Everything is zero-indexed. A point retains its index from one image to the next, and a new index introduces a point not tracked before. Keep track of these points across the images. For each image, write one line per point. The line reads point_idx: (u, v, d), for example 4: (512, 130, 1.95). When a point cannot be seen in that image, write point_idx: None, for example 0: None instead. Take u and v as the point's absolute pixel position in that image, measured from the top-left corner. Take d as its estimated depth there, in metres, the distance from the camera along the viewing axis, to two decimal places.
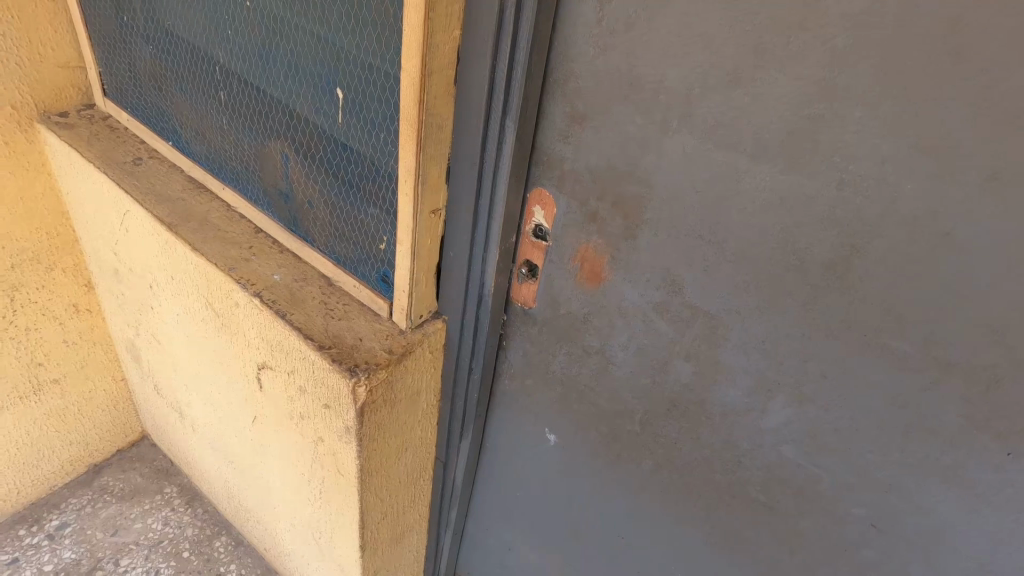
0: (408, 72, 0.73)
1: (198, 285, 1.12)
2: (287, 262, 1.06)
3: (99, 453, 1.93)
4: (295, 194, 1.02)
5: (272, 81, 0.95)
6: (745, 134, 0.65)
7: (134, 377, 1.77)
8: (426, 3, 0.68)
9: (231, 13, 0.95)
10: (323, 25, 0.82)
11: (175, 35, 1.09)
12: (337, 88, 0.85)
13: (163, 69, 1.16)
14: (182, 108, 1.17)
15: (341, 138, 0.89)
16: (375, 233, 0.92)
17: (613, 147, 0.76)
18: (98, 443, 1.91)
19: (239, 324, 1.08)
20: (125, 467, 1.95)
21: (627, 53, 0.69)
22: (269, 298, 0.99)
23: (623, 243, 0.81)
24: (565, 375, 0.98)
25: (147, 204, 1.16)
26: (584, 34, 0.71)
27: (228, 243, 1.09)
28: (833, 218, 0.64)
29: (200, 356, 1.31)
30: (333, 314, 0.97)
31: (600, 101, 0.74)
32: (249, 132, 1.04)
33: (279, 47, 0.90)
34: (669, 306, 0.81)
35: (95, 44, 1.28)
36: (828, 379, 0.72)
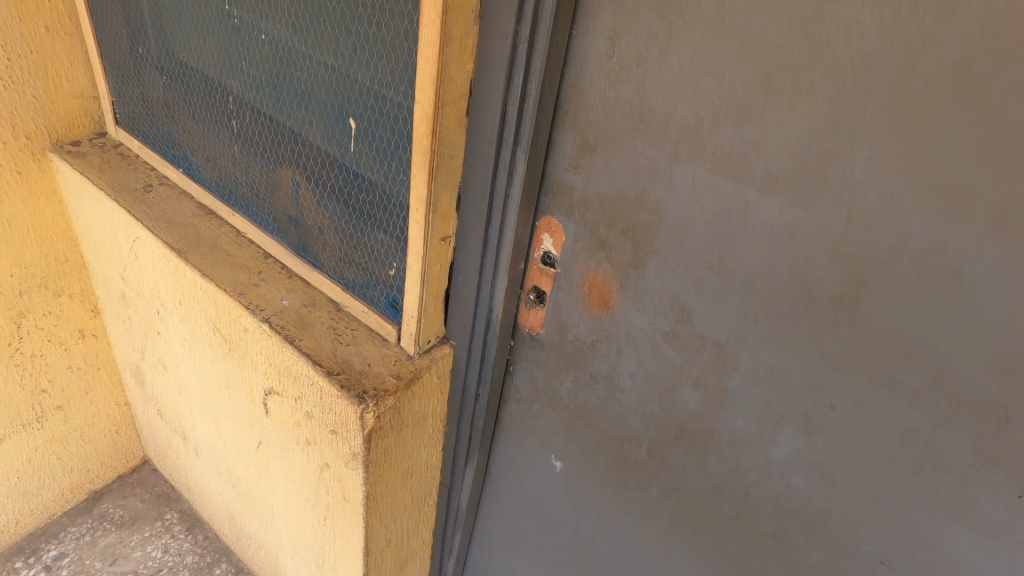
0: (422, 103, 0.75)
1: (207, 310, 1.13)
2: (296, 287, 1.07)
3: (100, 479, 1.92)
4: (305, 220, 1.03)
5: (284, 110, 0.96)
6: (755, 167, 0.67)
7: (139, 401, 1.77)
8: (440, 38, 0.69)
9: (244, 44, 0.97)
10: (336, 57, 0.83)
11: (189, 65, 1.11)
12: (349, 118, 0.86)
13: (176, 98, 1.18)
14: (194, 136, 1.19)
15: (352, 166, 0.90)
16: (385, 260, 0.93)
17: (624, 178, 0.77)
18: (99, 470, 1.91)
19: (247, 349, 1.08)
20: (125, 493, 1.95)
21: (638, 88, 0.71)
22: (278, 324, 0.99)
23: (632, 271, 0.82)
24: (572, 402, 0.98)
25: (157, 230, 1.16)
26: (596, 68, 0.73)
27: (237, 268, 1.09)
28: (841, 251, 0.65)
29: (206, 381, 1.31)
30: (342, 339, 0.98)
31: (610, 133, 0.76)
32: (261, 159, 1.06)
33: (293, 77, 0.92)
34: (677, 334, 0.82)
35: (108, 73, 1.29)
36: (836, 410, 0.73)
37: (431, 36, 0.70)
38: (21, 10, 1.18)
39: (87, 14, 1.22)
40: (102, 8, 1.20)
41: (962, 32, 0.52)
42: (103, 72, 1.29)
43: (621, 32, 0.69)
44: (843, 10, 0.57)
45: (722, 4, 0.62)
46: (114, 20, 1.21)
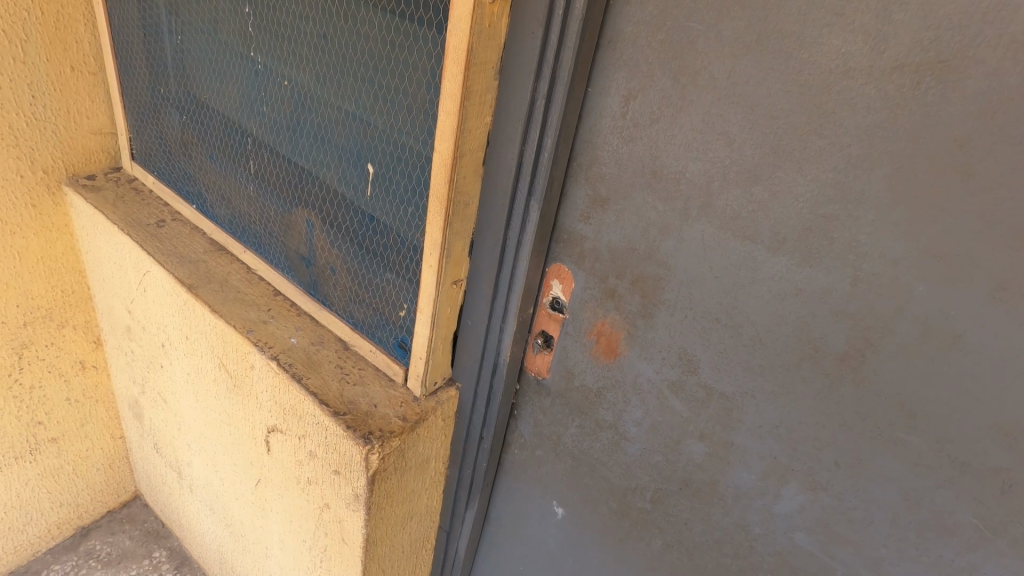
0: (440, 153, 0.77)
1: (213, 345, 1.14)
2: (305, 325, 1.07)
3: (88, 515, 1.90)
4: (316, 260, 1.04)
5: (303, 152, 0.98)
6: (763, 226, 0.70)
7: (134, 434, 1.76)
8: (462, 92, 0.72)
9: (266, 89, 1.00)
10: (356, 103, 0.86)
11: (210, 107, 1.14)
12: (367, 162, 0.88)
13: (195, 137, 1.21)
14: (209, 174, 1.21)
15: (367, 209, 0.91)
16: (395, 301, 0.94)
17: (634, 230, 0.79)
18: (88, 505, 1.89)
19: (252, 386, 1.09)
20: (114, 529, 1.93)
21: (650, 145, 0.74)
22: (285, 362, 0.99)
23: (640, 321, 0.83)
24: (575, 450, 0.98)
25: (168, 265, 1.17)
26: (610, 125, 0.76)
27: (246, 305, 1.10)
28: (847, 312, 0.67)
29: (206, 417, 1.32)
30: (349, 379, 0.98)
31: (622, 188, 0.78)
32: (275, 197, 1.07)
33: (312, 122, 0.94)
34: (684, 384, 0.83)
35: (128, 112, 1.33)
36: (841, 468, 0.73)
37: (453, 90, 0.73)
38: (48, 49, 1.22)
39: (112, 55, 1.26)
40: (127, 49, 1.24)
41: (961, 110, 0.55)
42: (123, 110, 1.32)
43: (635, 92, 0.73)
44: (849, 80, 0.60)
45: (733, 71, 0.66)
46: (137, 62, 1.24)
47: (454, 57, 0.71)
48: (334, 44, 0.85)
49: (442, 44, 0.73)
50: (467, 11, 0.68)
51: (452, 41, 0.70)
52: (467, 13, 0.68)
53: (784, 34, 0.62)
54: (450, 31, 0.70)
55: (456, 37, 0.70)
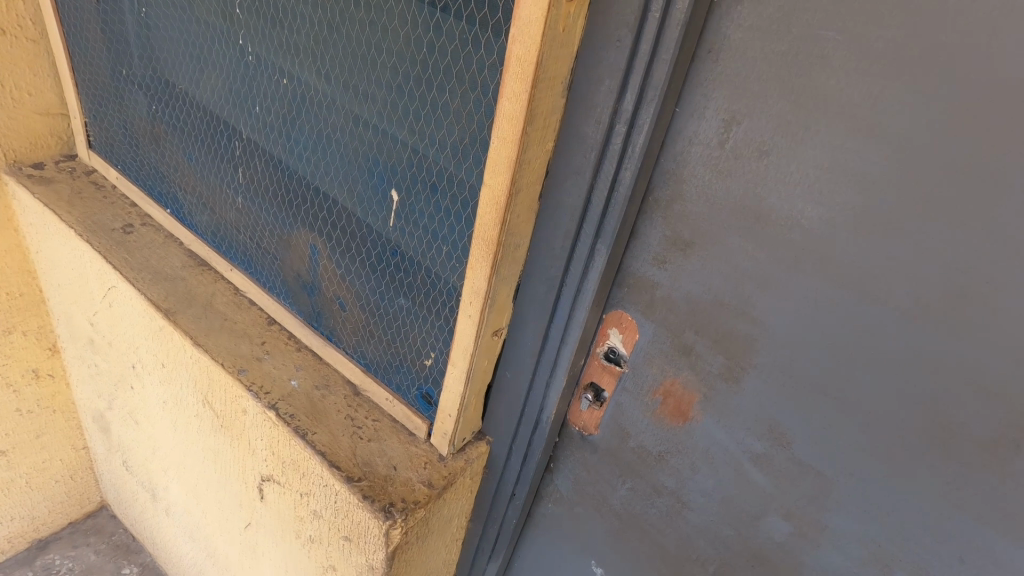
0: (490, 187, 0.60)
1: (194, 380, 0.97)
2: (307, 363, 0.91)
3: (46, 527, 1.75)
4: (321, 290, 0.87)
5: (305, 166, 0.79)
6: (896, 289, 0.56)
7: (99, 447, 1.59)
8: (526, 115, 0.56)
9: (258, 85, 0.80)
10: (379, 116, 0.68)
11: (184, 97, 0.93)
12: (390, 188, 0.70)
13: (168, 131, 1.01)
14: (184, 175, 1.01)
15: (389, 242, 0.74)
16: (421, 349, 0.78)
17: (722, 281, 0.65)
18: (46, 517, 1.73)
19: (243, 431, 0.93)
20: (76, 542, 1.77)
21: (753, 183, 0.60)
22: (286, 412, 0.84)
23: (722, 385, 0.70)
24: (623, 512, 0.86)
25: (138, 283, 0.98)
26: (701, 155, 0.62)
27: (236, 336, 0.93)
28: (1001, 396, 0.54)
29: (185, 447, 1.16)
30: (362, 434, 0.83)
31: (712, 231, 0.64)
32: (268, 213, 0.88)
33: (320, 131, 0.75)
34: (770, 458, 0.71)
35: (83, 90, 1.12)
36: (965, 564, 0.62)
37: (512, 112, 0.56)
38: None
39: (57, 24, 1.04)
40: (82, 19, 1.04)
41: None
42: (75, 89, 1.11)
43: (739, 115, 0.59)
44: None
45: (879, 96, 0.52)
46: (96, 35, 1.04)
47: (516, 71, 0.54)
48: (350, 37, 0.67)
49: (500, 51, 0.56)
50: (539, 13, 0.51)
51: (514, 50, 0.53)
52: (539, 15, 0.51)
53: (960, 52, 0.47)
54: (512, 37, 0.53)
55: (521, 45, 0.53)
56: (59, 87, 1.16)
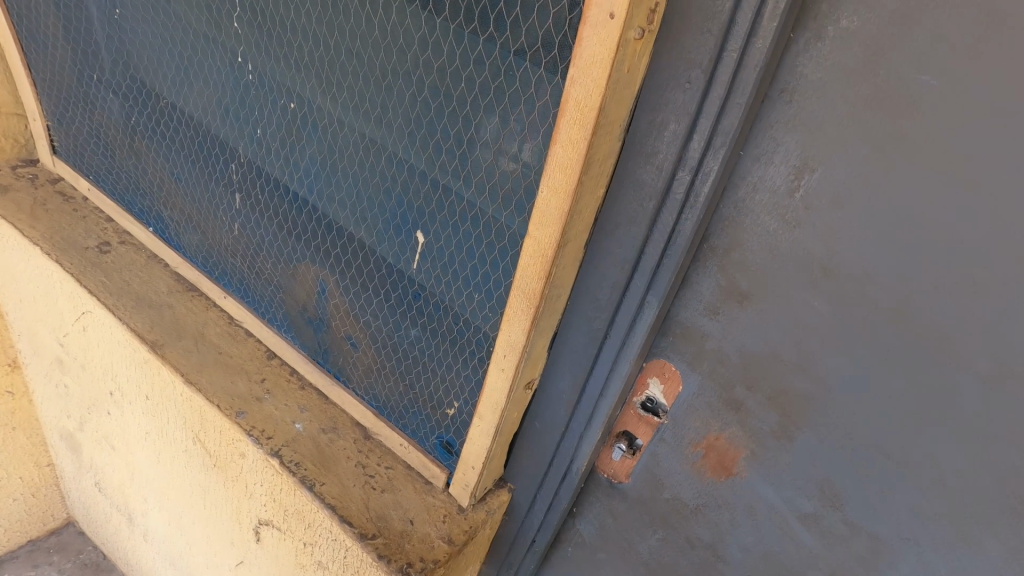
0: (536, 239, 0.53)
1: (184, 417, 0.89)
2: (312, 402, 0.84)
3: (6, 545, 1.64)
4: (330, 327, 0.81)
5: (318, 196, 0.72)
6: (980, 355, 0.51)
7: (66, 466, 1.48)
8: (583, 164, 0.48)
9: (262, 106, 0.72)
10: (407, 153, 0.62)
11: (171, 110, 0.84)
12: (416, 230, 0.65)
13: (148, 145, 0.91)
14: (170, 193, 0.92)
15: (413, 285, 0.68)
16: (442, 397, 0.73)
17: (780, 336, 0.59)
18: (5, 536, 1.62)
19: (241, 473, 0.86)
20: (37, 561, 1.67)
21: (823, 235, 0.53)
22: (291, 460, 0.77)
23: (772, 441, 0.65)
24: (650, 563, 0.80)
25: (119, 312, 0.88)
26: (766, 202, 0.55)
27: (232, 373, 0.85)
28: None
29: (170, 478, 1.08)
30: (374, 484, 0.77)
31: (772, 283, 0.57)
32: (272, 241, 0.82)
33: (336, 163, 0.68)
34: (821, 519, 0.66)
35: (43, 91, 0.98)
36: None
37: (567, 161, 0.49)
38: None
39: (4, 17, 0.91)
40: (40, 11, 0.90)
41: None
42: (33, 90, 0.98)
43: (813, 160, 0.51)
44: None
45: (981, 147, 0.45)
46: (55, 32, 0.91)
47: (574, 116, 0.47)
48: (372, 64, 0.60)
49: (555, 91, 0.49)
50: (605, 54, 0.43)
51: (572, 94, 0.46)
52: (604, 56, 0.43)
53: None
54: (571, 79, 0.45)
55: (581, 88, 0.45)
56: (11, 84, 1.02)
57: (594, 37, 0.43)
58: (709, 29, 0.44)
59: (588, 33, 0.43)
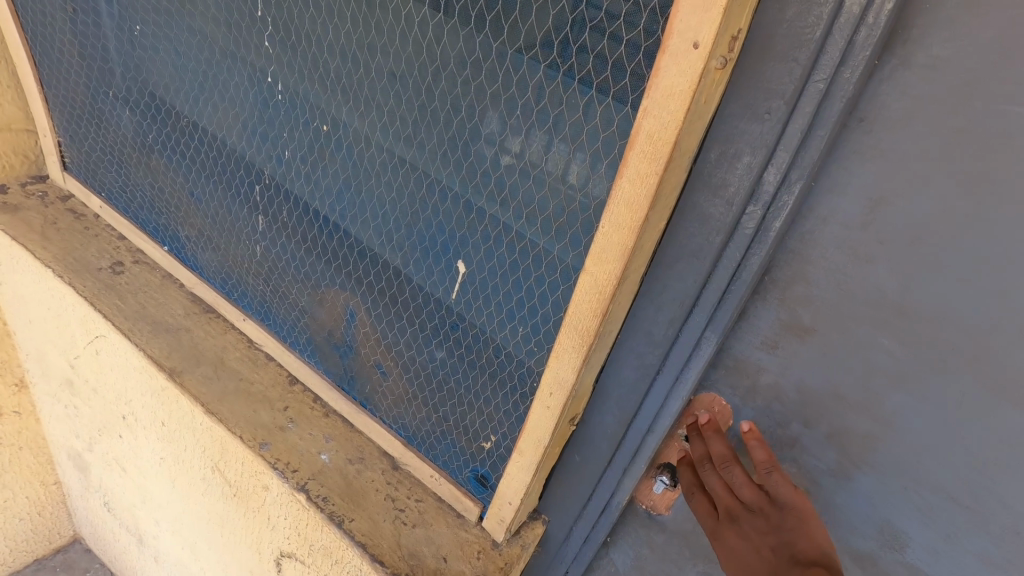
0: (594, 275, 0.50)
1: (203, 445, 0.86)
2: (337, 431, 0.81)
3: (11, 565, 1.60)
4: (357, 354, 0.78)
5: (349, 221, 0.70)
6: None
7: (74, 485, 1.44)
8: (650, 200, 0.45)
9: (291, 127, 0.69)
10: (450, 181, 0.59)
11: (190, 128, 0.81)
12: (456, 259, 0.62)
13: (165, 163, 0.87)
14: (186, 212, 0.89)
15: (450, 314, 0.66)
16: (478, 430, 0.70)
17: (844, 374, 0.56)
18: (10, 556, 1.58)
19: (263, 505, 0.83)
20: None
21: (899, 272, 0.49)
22: (317, 494, 0.74)
23: (829, 480, 0.62)
24: None
25: (136, 336, 0.85)
26: (837, 235, 0.51)
27: (253, 401, 0.82)
28: None
29: (185, 504, 1.04)
30: (404, 519, 0.74)
31: (838, 318, 0.54)
32: (296, 264, 0.79)
33: (371, 188, 0.66)
34: (877, 560, 0.63)
35: (54, 107, 0.95)
36: None
37: (633, 196, 0.45)
38: None
39: (19, 34, 0.88)
40: (51, 24, 0.86)
41: None
42: (44, 106, 0.94)
43: (892, 194, 0.47)
44: None
45: None
46: (68, 47, 0.88)
47: (645, 149, 0.43)
48: (418, 88, 0.57)
49: (623, 121, 0.46)
50: (685, 86, 0.40)
51: (644, 125, 0.42)
52: (684, 87, 0.40)
53: None
54: (644, 110, 0.42)
55: (655, 120, 0.42)
56: (20, 99, 0.98)
57: (674, 66, 0.40)
58: (796, 58, 0.41)
59: (668, 62, 0.40)
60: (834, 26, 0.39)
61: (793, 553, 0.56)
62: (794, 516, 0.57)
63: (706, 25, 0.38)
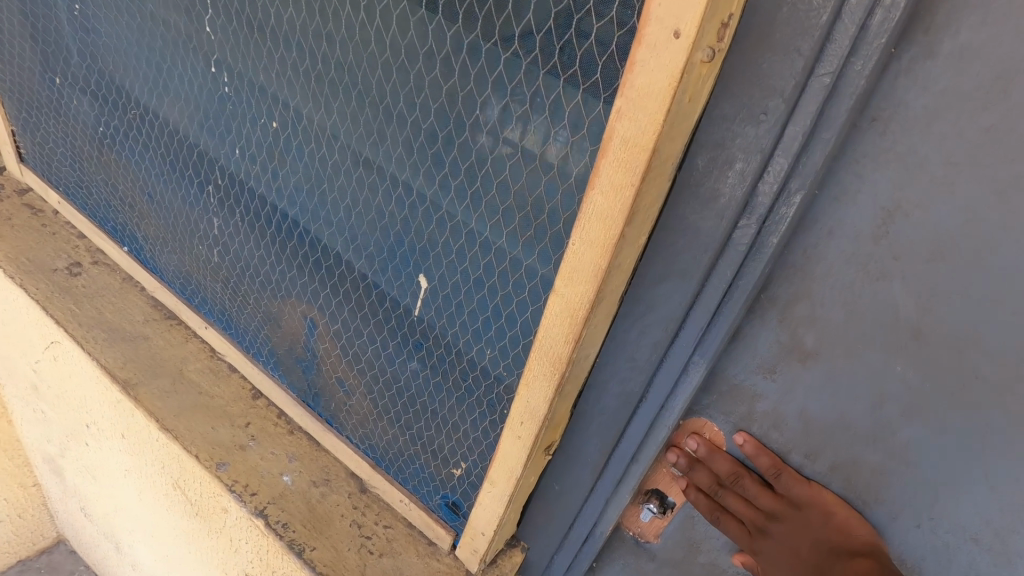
0: (566, 298, 0.44)
1: (162, 462, 0.80)
2: (302, 449, 0.75)
3: None
4: (321, 370, 0.72)
5: (306, 226, 0.63)
6: None
7: (52, 488, 1.39)
8: (627, 216, 0.38)
9: (242, 123, 0.63)
10: (409, 188, 0.53)
11: (142, 119, 0.74)
12: (417, 273, 0.56)
13: (120, 157, 0.81)
14: (143, 211, 0.82)
15: (414, 332, 0.59)
16: (449, 456, 0.64)
17: (852, 404, 0.49)
18: None
19: (225, 527, 0.77)
20: None
21: (917, 292, 0.43)
22: (278, 521, 0.68)
23: None
24: None
25: (89, 344, 0.79)
26: (846, 251, 0.44)
27: (213, 417, 0.76)
28: None
29: (154, 517, 0.99)
30: (371, 548, 0.68)
31: (846, 343, 0.47)
32: (255, 271, 0.72)
33: (326, 192, 0.59)
34: None
35: (6, 96, 0.89)
36: None
37: (607, 210, 0.38)
38: None
39: None
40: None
41: None
42: None
43: (909, 205, 0.41)
44: None
45: None
46: (21, 32, 0.82)
47: (619, 157, 0.36)
48: (369, 82, 0.51)
49: (594, 124, 0.39)
50: (665, 83, 0.33)
51: (618, 129, 0.36)
52: (664, 85, 0.33)
53: None
54: (618, 111, 0.35)
55: (631, 123, 0.35)
56: None
57: (653, 60, 0.33)
58: (799, 49, 0.34)
59: (645, 55, 0.33)
60: (843, 10, 0.32)
61: (833, 547, 0.52)
62: (818, 511, 0.53)
63: (689, 11, 0.31)
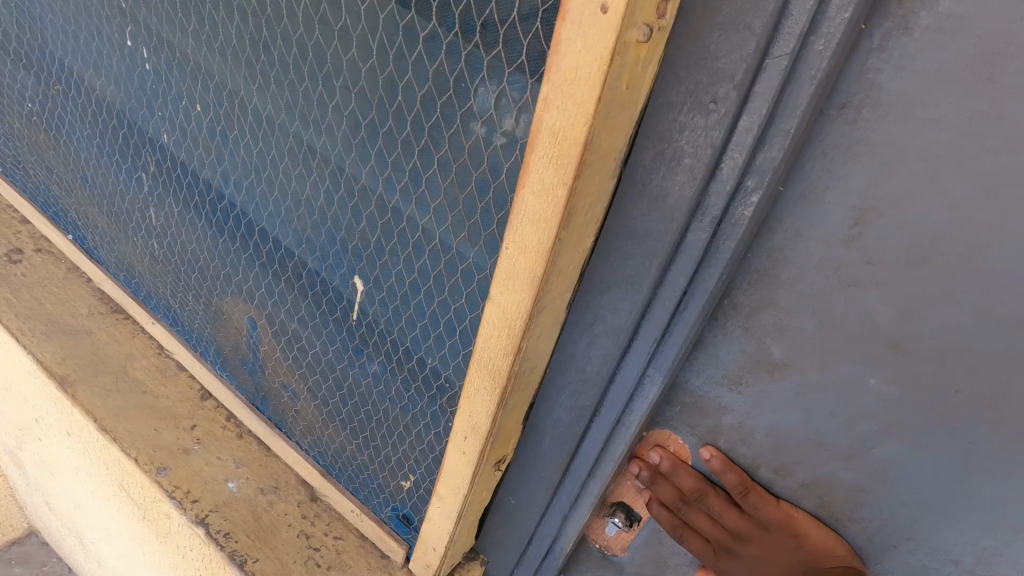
0: (502, 307, 0.39)
1: (106, 464, 0.76)
2: (249, 454, 0.71)
3: None
4: (266, 372, 0.68)
5: (241, 219, 0.59)
6: None
7: (18, 481, 1.36)
8: (562, 218, 0.34)
9: (170, 105, 0.58)
10: (338, 180, 0.48)
11: (74, 99, 0.69)
12: (353, 274, 0.52)
13: (57, 140, 0.76)
14: (83, 197, 0.77)
15: (355, 336, 0.55)
16: (396, 465, 0.59)
17: (822, 421, 0.45)
18: None
19: (171, 533, 0.73)
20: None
21: (894, 302, 0.38)
22: (219, 530, 0.64)
23: None
24: None
25: (25, 338, 0.75)
26: (815, 255, 0.39)
27: (155, 418, 0.71)
28: None
29: (109, 516, 0.95)
30: (319, 559, 0.64)
31: (816, 355, 0.43)
32: (195, 266, 0.68)
33: (259, 184, 0.55)
34: None
35: None
36: None
37: (539, 212, 0.34)
38: None
39: None
40: None
41: None
42: None
43: (885, 204, 0.36)
44: None
45: None
46: None
47: (549, 151, 0.32)
48: (292, 62, 0.46)
49: (523, 114, 0.35)
50: (594, 67, 0.28)
51: (546, 119, 0.31)
52: (592, 69, 0.28)
53: None
54: (546, 99, 0.30)
55: (559, 112, 0.30)
56: None
57: (579, 39, 0.28)
58: (750, 26, 0.29)
59: (569, 33, 0.28)
60: None
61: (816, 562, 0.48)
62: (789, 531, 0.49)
63: None
